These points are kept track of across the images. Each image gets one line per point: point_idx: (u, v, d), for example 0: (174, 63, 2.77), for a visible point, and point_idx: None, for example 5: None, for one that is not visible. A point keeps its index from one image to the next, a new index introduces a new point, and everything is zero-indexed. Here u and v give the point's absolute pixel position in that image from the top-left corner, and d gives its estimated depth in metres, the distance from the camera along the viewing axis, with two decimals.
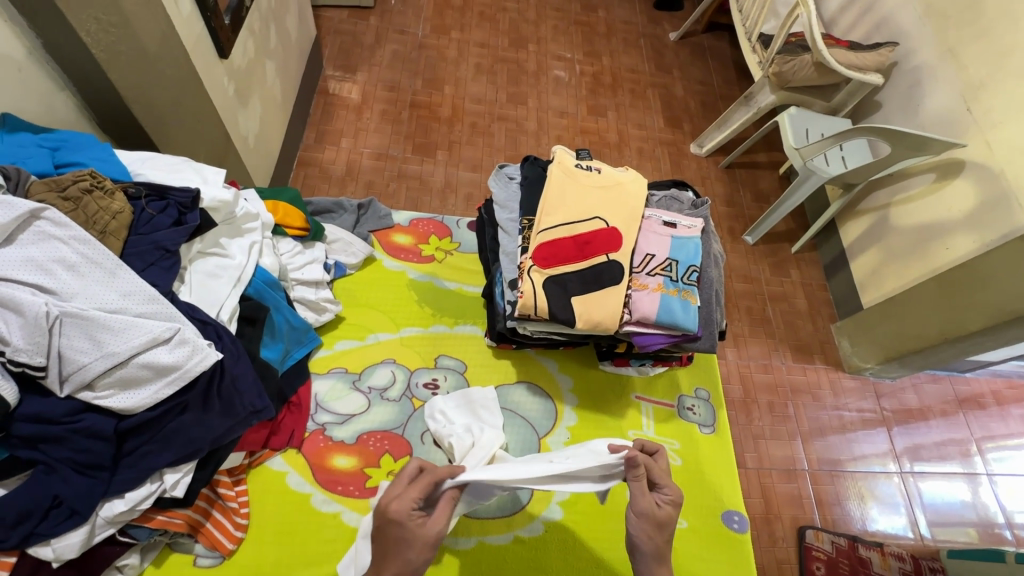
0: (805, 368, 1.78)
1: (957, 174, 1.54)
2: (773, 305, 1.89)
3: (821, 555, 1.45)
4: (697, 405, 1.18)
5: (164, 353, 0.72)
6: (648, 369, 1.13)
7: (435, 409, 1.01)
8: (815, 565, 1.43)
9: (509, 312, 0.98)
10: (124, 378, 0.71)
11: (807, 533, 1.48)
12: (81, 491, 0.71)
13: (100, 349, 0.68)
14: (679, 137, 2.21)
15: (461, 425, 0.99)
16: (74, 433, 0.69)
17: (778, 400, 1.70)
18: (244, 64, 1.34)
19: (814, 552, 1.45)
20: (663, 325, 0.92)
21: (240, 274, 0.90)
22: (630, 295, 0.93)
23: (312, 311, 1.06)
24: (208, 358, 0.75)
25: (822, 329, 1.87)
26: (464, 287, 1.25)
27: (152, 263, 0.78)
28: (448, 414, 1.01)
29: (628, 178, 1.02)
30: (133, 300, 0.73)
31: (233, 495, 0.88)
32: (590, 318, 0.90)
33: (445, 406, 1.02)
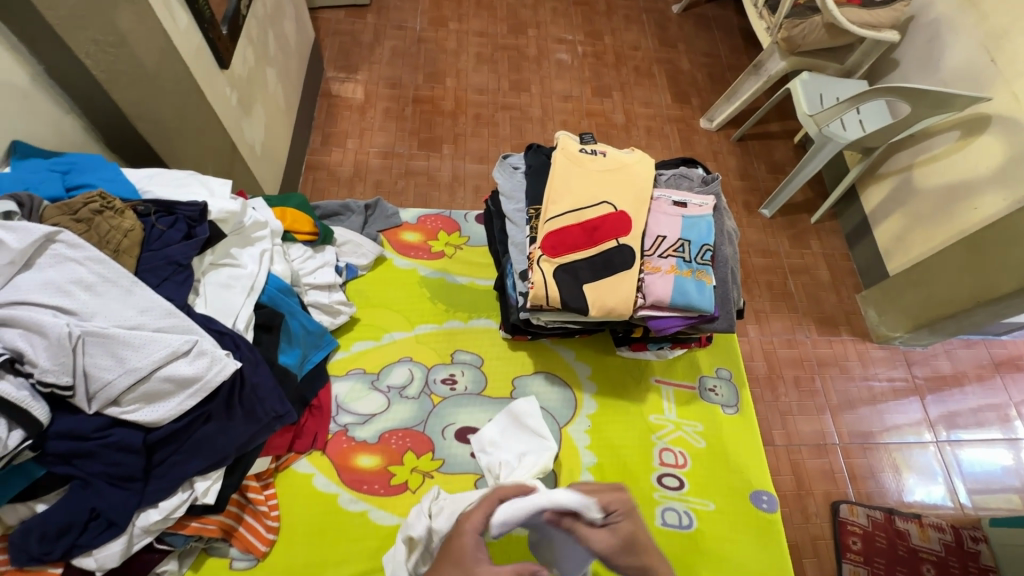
0: (831, 340, 1.74)
1: (983, 130, 1.47)
2: (794, 278, 1.84)
3: (857, 529, 1.42)
4: (719, 386, 1.16)
5: (184, 365, 0.73)
6: (666, 352, 1.11)
7: (484, 441, 0.99)
8: (851, 539, 1.41)
9: (522, 303, 0.97)
10: (147, 392, 0.72)
11: (841, 507, 1.45)
12: (116, 502, 0.73)
13: (123, 365, 0.70)
14: (687, 113, 2.15)
15: (514, 455, 0.96)
16: (105, 447, 0.71)
17: (804, 374, 1.67)
18: (246, 72, 1.35)
19: (850, 527, 1.42)
20: (678, 307, 0.90)
21: (253, 283, 0.91)
22: (642, 279, 0.91)
23: (327, 315, 1.07)
24: (227, 367, 0.76)
25: (847, 299, 1.82)
26: (475, 281, 1.25)
27: (166, 278, 0.80)
28: (498, 444, 0.98)
29: (634, 159, 1.00)
30: (151, 315, 0.74)
31: (263, 498, 0.90)
32: (603, 305, 0.88)
33: (493, 435, 0.99)
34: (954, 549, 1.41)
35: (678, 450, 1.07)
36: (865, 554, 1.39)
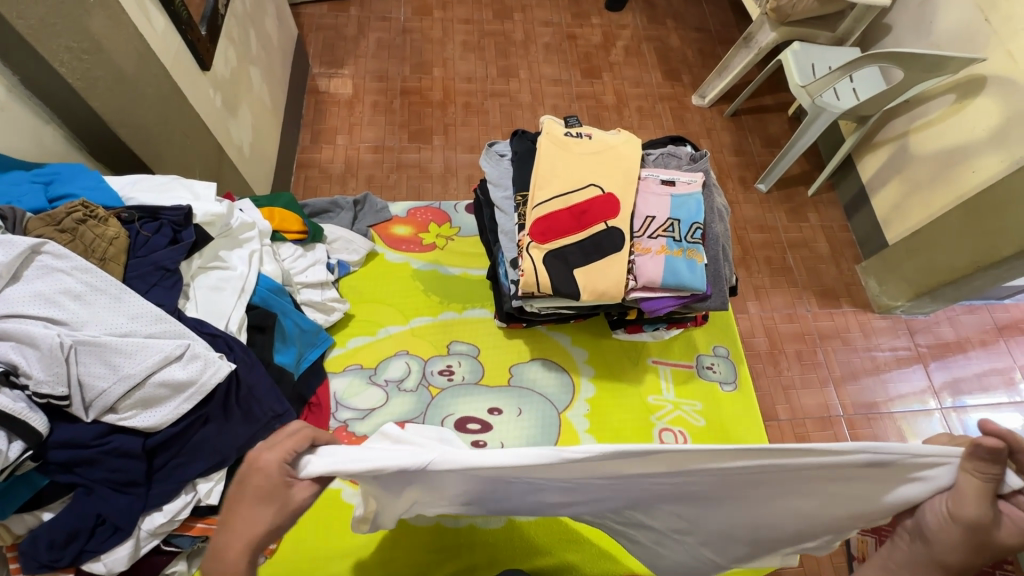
0: (832, 313, 1.73)
1: (978, 92, 1.45)
2: (793, 252, 1.83)
3: None
4: (716, 363, 1.16)
5: (178, 369, 0.74)
6: (662, 332, 1.10)
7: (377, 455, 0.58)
8: None
9: (513, 291, 0.97)
10: (143, 398, 0.73)
11: None
12: (121, 508, 0.74)
13: (116, 372, 0.71)
14: (679, 90, 2.13)
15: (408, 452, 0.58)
16: (106, 454, 0.72)
17: (806, 348, 1.67)
18: (228, 72, 1.33)
19: None
20: (669, 288, 0.90)
21: (244, 284, 0.91)
22: (633, 261, 0.91)
23: (321, 312, 1.07)
24: (221, 370, 0.77)
25: (847, 271, 1.81)
26: (468, 270, 1.25)
27: (155, 283, 0.80)
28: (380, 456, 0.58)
29: (620, 141, 0.99)
30: (142, 322, 0.74)
31: None
32: (594, 289, 0.88)
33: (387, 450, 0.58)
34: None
35: (678, 429, 1.07)
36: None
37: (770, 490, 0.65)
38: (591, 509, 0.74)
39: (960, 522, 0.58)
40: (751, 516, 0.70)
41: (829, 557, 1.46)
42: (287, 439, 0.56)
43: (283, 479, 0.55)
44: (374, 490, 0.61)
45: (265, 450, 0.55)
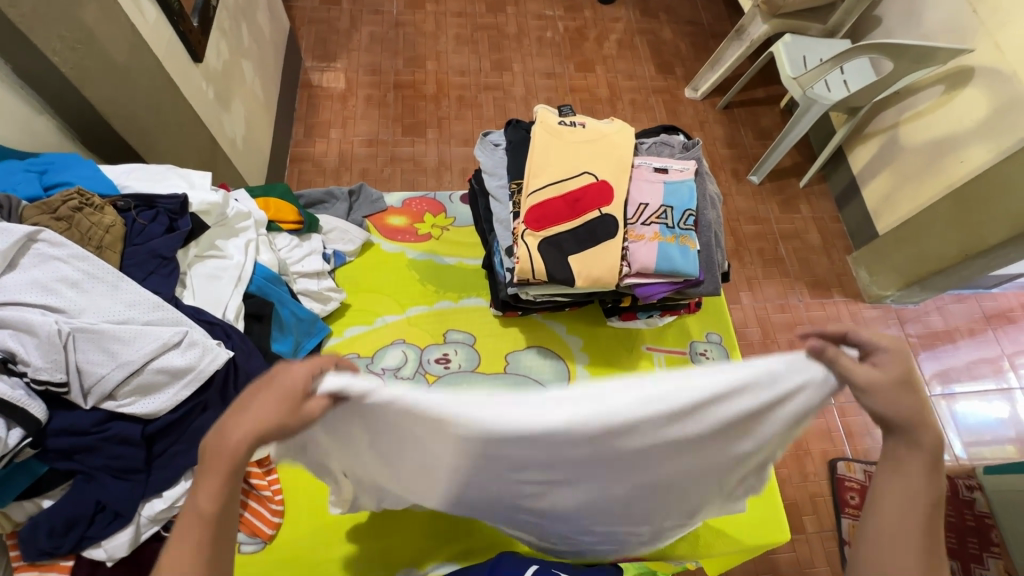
0: (823, 303, 1.76)
1: (966, 83, 1.47)
2: (785, 243, 1.85)
3: (854, 485, 1.53)
4: (709, 349, 1.17)
5: (176, 356, 0.74)
6: (656, 320, 1.11)
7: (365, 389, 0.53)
8: (849, 495, 1.52)
9: (509, 279, 0.98)
10: (141, 385, 0.73)
11: (839, 465, 1.56)
12: (121, 495, 0.75)
13: (115, 359, 0.71)
14: (672, 83, 2.14)
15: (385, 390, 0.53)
16: (106, 441, 0.73)
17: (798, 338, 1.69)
18: (220, 65, 1.33)
19: (848, 484, 1.53)
20: (663, 274, 0.91)
21: (240, 273, 0.91)
22: (627, 248, 0.92)
23: (318, 302, 1.08)
24: (219, 357, 0.77)
25: (838, 261, 1.83)
26: (463, 260, 1.26)
27: (152, 271, 0.80)
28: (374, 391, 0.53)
29: (614, 129, 1.00)
30: (139, 309, 0.75)
31: (266, 483, 0.89)
32: (589, 275, 0.89)
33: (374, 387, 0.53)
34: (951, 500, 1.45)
35: None
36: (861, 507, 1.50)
37: (710, 442, 0.63)
38: (555, 488, 0.69)
39: (872, 387, 0.55)
40: (695, 474, 0.69)
41: (821, 543, 1.49)
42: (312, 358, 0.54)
43: (306, 390, 0.52)
44: (356, 419, 0.58)
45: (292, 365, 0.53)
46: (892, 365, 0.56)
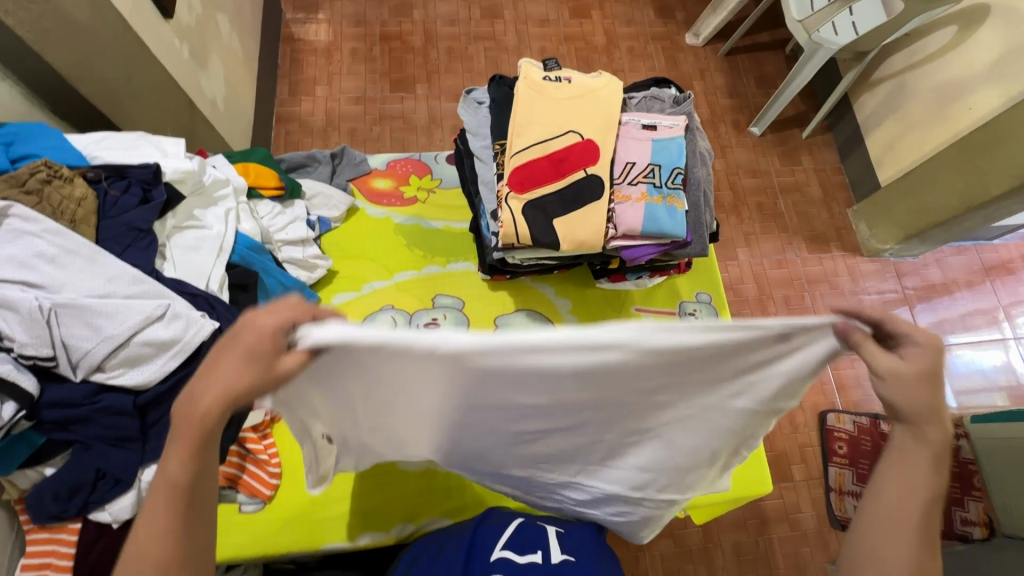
0: (820, 258, 1.74)
1: (982, 23, 1.40)
2: (784, 197, 1.81)
3: (843, 435, 1.60)
4: (699, 310, 1.13)
5: (162, 328, 0.75)
6: (645, 281, 1.08)
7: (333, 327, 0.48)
8: (838, 444, 1.59)
9: (495, 243, 0.96)
10: (129, 357, 0.74)
11: (829, 417, 1.62)
12: (120, 461, 0.78)
13: (99, 333, 0.72)
14: (672, 28, 2.03)
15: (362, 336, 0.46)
16: (99, 412, 0.75)
17: (794, 294, 1.69)
18: (193, 19, 1.26)
19: (837, 433, 1.61)
20: (650, 235, 0.90)
21: (222, 243, 0.90)
22: (613, 209, 0.90)
23: (303, 270, 1.07)
24: (205, 328, 0.79)
25: (838, 215, 1.80)
26: (450, 224, 1.23)
27: (129, 245, 0.80)
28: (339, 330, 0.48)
29: (601, 84, 0.95)
30: (119, 283, 0.75)
31: (261, 448, 0.92)
32: (574, 238, 0.88)
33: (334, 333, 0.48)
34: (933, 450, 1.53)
35: None
36: (849, 456, 1.58)
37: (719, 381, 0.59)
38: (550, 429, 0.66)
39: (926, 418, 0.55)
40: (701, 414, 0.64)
41: (808, 489, 1.56)
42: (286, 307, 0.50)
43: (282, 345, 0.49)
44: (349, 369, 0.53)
45: (263, 313, 0.50)
46: (920, 358, 0.53)
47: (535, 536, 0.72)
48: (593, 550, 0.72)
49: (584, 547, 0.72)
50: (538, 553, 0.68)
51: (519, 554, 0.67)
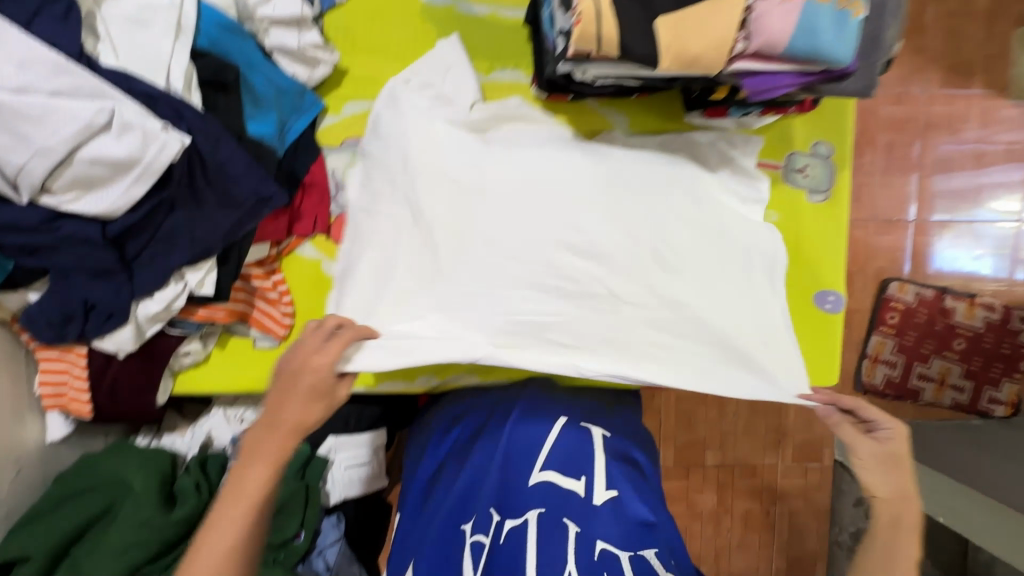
0: (952, 96, 1.31)
1: None
2: (935, 3, 1.32)
3: (899, 306, 1.31)
4: (811, 166, 0.86)
5: (111, 142, 0.58)
6: (751, 121, 0.81)
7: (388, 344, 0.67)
8: (889, 315, 1.31)
9: (561, 50, 0.66)
10: (79, 179, 0.59)
11: (891, 285, 1.31)
12: (109, 294, 0.68)
13: (28, 145, 0.56)
14: None
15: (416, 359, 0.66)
16: (63, 241, 0.62)
17: (901, 140, 1.32)
18: None
19: (892, 304, 1.31)
20: (796, 58, 0.60)
21: (179, 19, 0.67)
22: (751, 10, 0.58)
23: (303, 66, 0.78)
24: (169, 146, 0.61)
25: (1000, 35, 1.32)
26: (498, 11, 0.85)
27: (39, 13, 0.59)
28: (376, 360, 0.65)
29: None
30: (38, 74, 0.56)
31: (270, 286, 0.81)
32: (684, 52, 0.58)
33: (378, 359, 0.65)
34: (996, 329, 1.30)
35: None
36: (899, 327, 1.31)
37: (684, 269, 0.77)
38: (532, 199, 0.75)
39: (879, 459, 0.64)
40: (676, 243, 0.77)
41: None
42: (337, 345, 0.62)
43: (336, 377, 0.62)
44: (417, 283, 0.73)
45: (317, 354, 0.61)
46: (890, 442, 0.65)
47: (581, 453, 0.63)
48: (645, 482, 0.62)
49: (635, 477, 0.62)
50: (581, 481, 0.59)
51: (562, 478, 0.59)
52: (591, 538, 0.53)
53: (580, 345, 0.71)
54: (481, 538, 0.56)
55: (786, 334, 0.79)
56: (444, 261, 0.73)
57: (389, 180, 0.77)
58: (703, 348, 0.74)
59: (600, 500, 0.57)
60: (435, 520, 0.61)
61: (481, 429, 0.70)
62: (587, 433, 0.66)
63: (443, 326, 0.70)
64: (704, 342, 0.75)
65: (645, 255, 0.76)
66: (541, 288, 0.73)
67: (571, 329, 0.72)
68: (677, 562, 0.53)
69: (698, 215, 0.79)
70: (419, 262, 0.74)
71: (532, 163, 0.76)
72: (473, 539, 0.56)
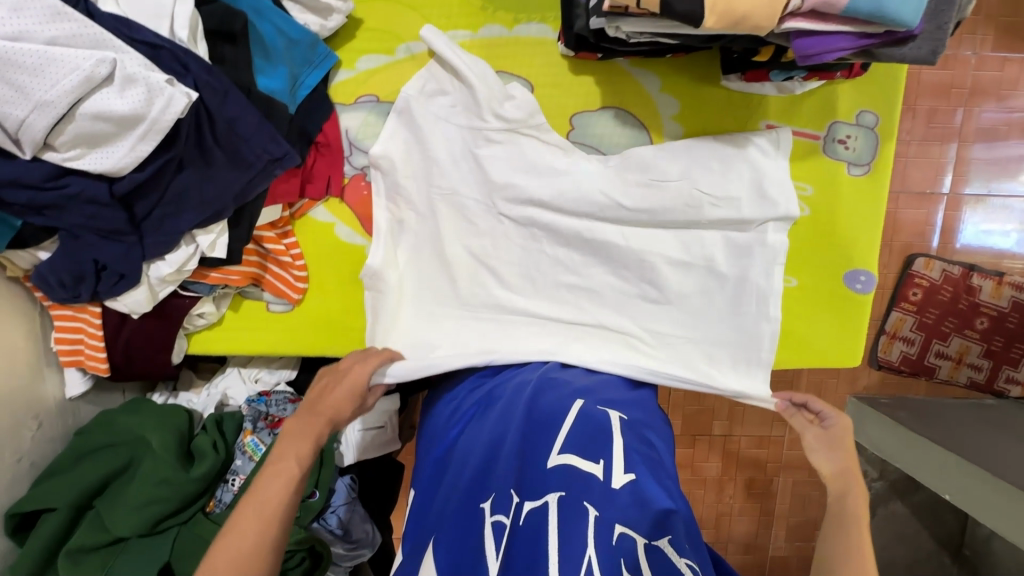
0: (1005, 59, 1.21)
1: None
2: None
3: (923, 282, 1.26)
4: (854, 136, 0.80)
5: (114, 97, 0.55)
6: (793, 86, 0.74)
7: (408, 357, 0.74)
8: (912, 291, 1.27)
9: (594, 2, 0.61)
10: (83, 135, 0.56)
11: (917, 261, 1.26)
12: (119, 255, 0.66)
13: (27, 97, 0.53)
14: None
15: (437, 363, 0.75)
16: (71, 200, 0.60)
17: (944, 107, 1.23)
18: None
19: (917, 280, 1.26)
20: (857, 17, 0.54)
21: None
22: None
23: (314, 15, 0.72)
24: (175, 102, 0.57)
25: None
26: None
27: None
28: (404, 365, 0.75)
29: None
30: (35, 21, 0.53)
31: (283, 250, 0.79)
32: (731, 10, 0.53)
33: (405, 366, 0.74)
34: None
35: None
36: (920, 305, 1.27)
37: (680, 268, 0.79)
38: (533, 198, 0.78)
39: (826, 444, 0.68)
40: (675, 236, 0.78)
41: None
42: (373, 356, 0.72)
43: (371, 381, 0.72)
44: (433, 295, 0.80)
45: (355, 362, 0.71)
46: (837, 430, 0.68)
47: (599, 438, 0.61)
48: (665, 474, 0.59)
49: (655, 466, 0.59)
50: (600, 464, 0.56)
51: (581, 459, 0.57)
52: (610, 522, 0.50)
53: (581, 350, 0.77)
54: (501, 518, 0.54)
55: (762, 346, 0.79)
56: (461, 288, 0.80)
57: (408, 199, 0.79)
58: (676, 348, 0.79)
59: (618, 485, 0.54)
60: (449, 506, 0.57)
61: (495, 410, 0.69)
62: (604, 417, 0.64)
63: (459, 336, 0.78)
64: (677, 351, 0.79)
65: (637, 250, 0.78)
66: (552, 315, 0.79)
67: (573, 334, 0.79)
68: (693, 547, 0.51)
69: (700, 222, 0.78)
70: (431, 269, 0.80)
71: (538, 156, 0.77)
72: (493, 518, 0.54)
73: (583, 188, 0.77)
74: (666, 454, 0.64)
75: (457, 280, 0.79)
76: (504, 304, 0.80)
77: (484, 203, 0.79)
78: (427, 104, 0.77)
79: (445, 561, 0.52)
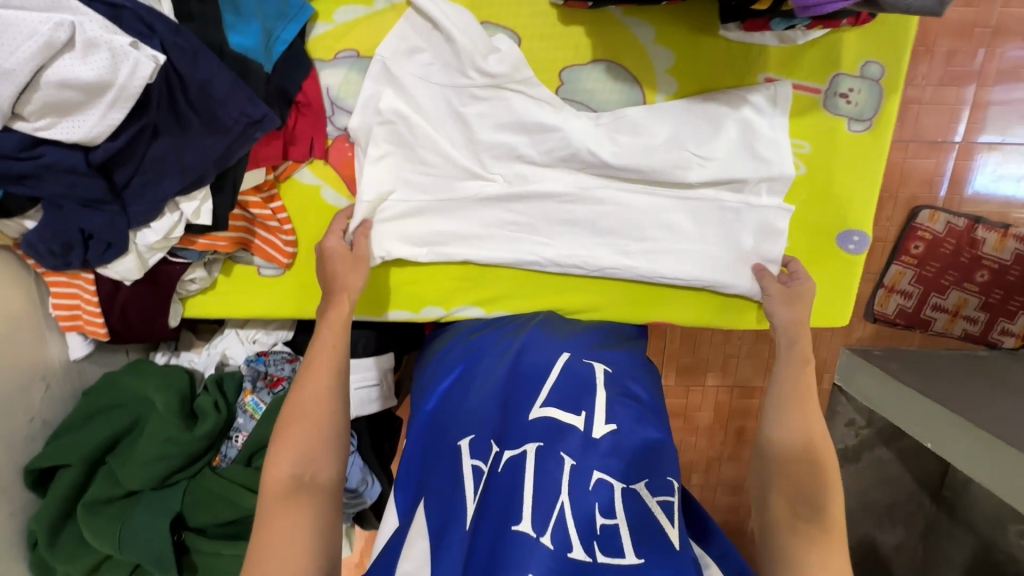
0: None
1: None
2: None
3: (926, 236, 1.23)
4: (857, 89, 0.76)
5: (78, 64, 0.54)
6: (794, 35, 0.70)
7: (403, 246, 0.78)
8: (913, 245, 1.25)
9: None
10: (51, 104, 0.56)
11: (922, 213, 1.23)
12: (103, 224, 0.66)
13: None
14: None
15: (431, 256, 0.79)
16: (48, 170, 0.59)
17: (964, 48, 1.16)
18: None
19: (920, 233, 1.23)
20: None
21: None
22: None
23: None
24: (141, 67, 0.56)
25: None
26: None
27: None
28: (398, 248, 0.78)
29: None
30: None
31: (270, 215, 0.78)
32: None
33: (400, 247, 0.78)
34: None
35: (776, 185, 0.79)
36: (921, 258, 1.25)
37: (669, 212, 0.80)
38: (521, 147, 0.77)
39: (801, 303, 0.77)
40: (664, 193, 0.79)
41: None
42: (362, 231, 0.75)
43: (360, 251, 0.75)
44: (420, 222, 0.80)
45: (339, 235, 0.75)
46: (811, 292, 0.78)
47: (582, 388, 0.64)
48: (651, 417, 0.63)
49: (640, 411, 0.63)
50: (581, 416, 0.59)
51: (562, 411, 0.60)
52: (587, 471, 0.54)
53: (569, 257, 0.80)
54: (479, 463, 0.59)
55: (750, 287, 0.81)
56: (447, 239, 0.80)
57: (395, 157, 0.77)
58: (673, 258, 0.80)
59: (599, 435, 0.58)
60: (439, 459, 0.61)
61: (481, 361, 0.71)
62: (589, 370, 0.66)
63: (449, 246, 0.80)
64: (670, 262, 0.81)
65: (627, 203, 0.79)
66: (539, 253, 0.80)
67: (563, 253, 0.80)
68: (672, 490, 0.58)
69: (690, 176, 0.77)
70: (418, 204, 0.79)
71: (526, 112, 0.75)
72: (473, 462, 0.59)
73: (572, 145, 0.75)
74: (651, 403, 0.66)
75: (442, 232, 0.79)
76: (488, 252, 0.80)
77: (470, 152, 0.78)
78: (408, 62, 0.73)
79: (435, 509, 0.57)
